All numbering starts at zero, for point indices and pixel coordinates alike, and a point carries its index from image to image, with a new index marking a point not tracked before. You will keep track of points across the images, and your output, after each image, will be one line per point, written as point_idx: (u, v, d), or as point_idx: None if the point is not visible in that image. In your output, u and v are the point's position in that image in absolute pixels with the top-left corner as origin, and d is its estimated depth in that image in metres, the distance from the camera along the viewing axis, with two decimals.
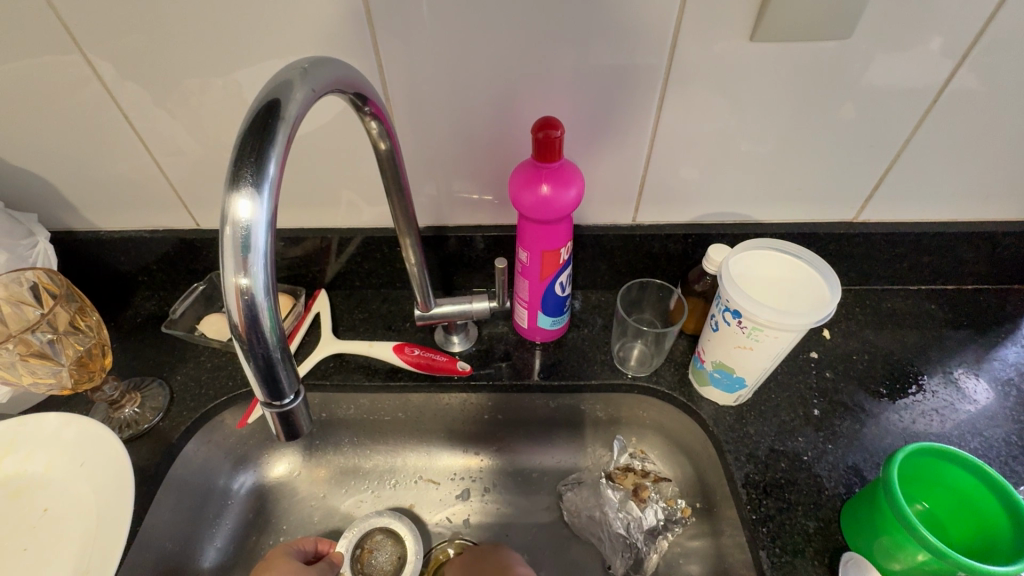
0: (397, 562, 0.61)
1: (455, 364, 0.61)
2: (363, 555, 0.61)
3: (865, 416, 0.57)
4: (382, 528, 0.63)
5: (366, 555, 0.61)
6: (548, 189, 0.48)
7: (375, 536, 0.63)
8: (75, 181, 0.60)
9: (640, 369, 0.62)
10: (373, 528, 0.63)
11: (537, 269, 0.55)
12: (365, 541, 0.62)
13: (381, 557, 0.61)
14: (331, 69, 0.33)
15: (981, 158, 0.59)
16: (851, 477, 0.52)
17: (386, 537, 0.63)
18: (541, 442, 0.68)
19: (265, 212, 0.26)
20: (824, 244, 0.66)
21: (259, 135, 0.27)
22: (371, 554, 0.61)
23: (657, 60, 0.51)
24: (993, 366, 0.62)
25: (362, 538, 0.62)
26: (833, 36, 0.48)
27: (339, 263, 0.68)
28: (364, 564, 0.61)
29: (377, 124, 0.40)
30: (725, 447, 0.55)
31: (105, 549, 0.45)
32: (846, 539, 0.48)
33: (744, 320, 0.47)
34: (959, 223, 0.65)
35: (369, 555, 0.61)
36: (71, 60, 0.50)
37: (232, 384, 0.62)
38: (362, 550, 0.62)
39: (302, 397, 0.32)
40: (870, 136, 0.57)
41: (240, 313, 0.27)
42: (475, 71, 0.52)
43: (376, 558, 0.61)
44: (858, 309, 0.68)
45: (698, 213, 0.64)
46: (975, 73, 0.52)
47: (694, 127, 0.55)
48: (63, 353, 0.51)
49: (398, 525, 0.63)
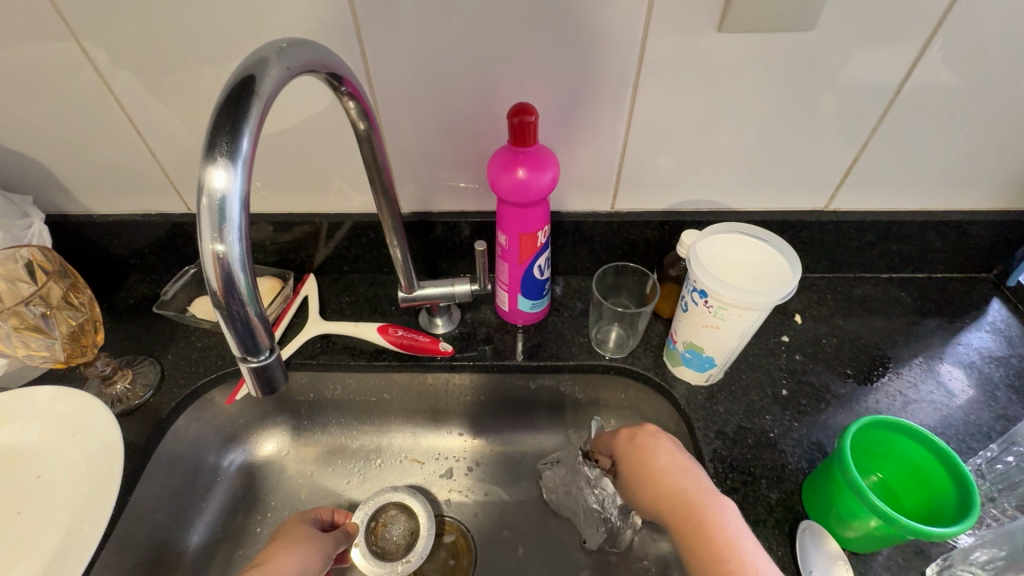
0: (410, 537, 0.63)
1: (436, 344, 0.63)
2: (378, 527, 0.63)
3: (830, 397, 0.59)
4: (397, 503, 0.65)
5: (380, 528, 0.63)
6: (523, 172, 0.50)
7: (391, 511, 0.64)
8: (69, 165, 0.62)
9: (617, 351, 0.64)
10: (388, 503, 0.65)
11: (515, 251, 0.57)
12: (381, 514, 0.64)
13: (395, 530, 0.63)
14: (305, 50, 0.34)
15: (945, 148, 0.61)
16: (814, 452, 0.54)
17: (401, 513, 0.64)
18: (523, 423, 0.70)
19: (239, 183, 0.28)
20: (797, 232, 0.68)
21: (234, 110, 0.29)
22: (385, 527, 0.63)
23: (630, 51, 0.53)
24: (957, 350, 0.65)
25: (378, 512, 0.64)
26: (798, 27, 0.50)
27: (327, 247, 0.70)
28: (377, 537, 0.63)
29: (355, 104, 0.42)
30: (695, 424, 0.57)
31: (95, 511, 0.48)
32: (806, 510, 0.50)
33: (710, 299, 0.49)
34: (927, 212, 0.67)
35: (383, 528, 0.63)
36: (64, 47, 0.52)
37: (220, 362, 0.64)
38: (376, 523, 0.63)
39: (279, 361, 0.34)
40: (838, 126, 0.59)
41: (217, 278, 0.29)
42: (454, 60, 0.54)
43: (390, 531, 0.63)
44: (830, 296, 0.70)
45: (674, 201, 0.66)
46: (935, 66, 0.54)
47: (668, 116, 0.57)
48: (56, 327, 0.53)
49: (413, 501, 0.64)
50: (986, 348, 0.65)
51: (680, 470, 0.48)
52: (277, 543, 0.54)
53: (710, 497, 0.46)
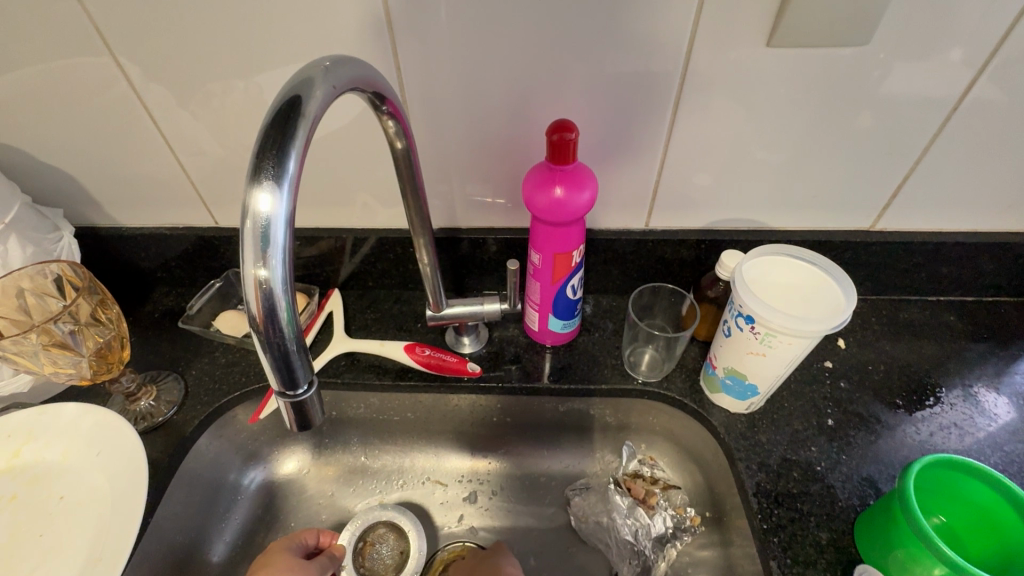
0: (399, 557, 0.61)
1: (464, 365, 0.61)
2: (365, 548, 0.62)
3: (880, 428, 0.56)
4: (386, 522, 0.63)
5: (368, 548, 0.62)
6: (561, 191, 0.48)
7: (379, 530, 0.63)
8: (100, 178, 0.62)
9: (651, 374, 0.61)
10: (376, 521, 0.64)
11: (548, 271, 0.55)
12: (368, 534, 0.63)
13: (383, 551, 0.62)
14: (350, 68, 0.33)
15: (1003, 167, 0.58)
16: (865, 488, 0.51)
17: (390, 531, 0.63)
18: (551, 447, 0.68)
19: (284, 206, 0.27)
20: (840, 252, 0.65)
21: (281, 130, 0.28)
22: (373, 547, 0.62)
23: (673, 66, 0.51)
24: (1013, 380, 0.61)
25: (366, 531, 0.63)
26: (851, 43, 0.48)
27: (353, 262, 0.69)
28: (365, 558, 0.61)
29: (394, 123, 0.41)
30: (736, 455, 0.54)
31: (116, 539, 0.46)
32: (859, 552, 0.47)
33: (757, 326, 0.46)
34: (980, 233, 0.64)
35: (371, 548, 0.62)
36: (100, 61, 0.52)
37: (245, 379, 0.63)
38: (364, 543, 0.62)
39: (315, 391, 0.32)
40: (888, 144, 0.56)
41: (258, 304, 0.27)
42: (491, 74, 0.52)
43: (378, 551, 0.62)
44: (874, 319, 0.67)
45: (711, 220, 0.64)
46: (996, 81, 0.51)
47: (709, 134, 0.56)
48: (83, 344, 0.52)
49: (402, 520, 0.63)
50: None
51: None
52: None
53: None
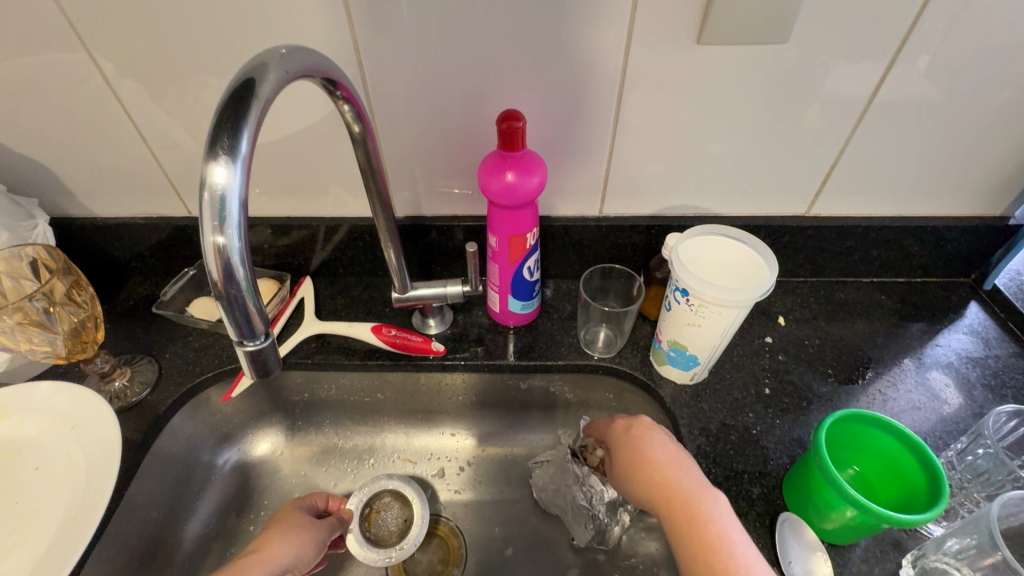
0: (403, 525, 0.64)
1: (429, 344, 0.65)
2: (371, 514, 0.64)
3: (812, 396, 0.61)
4: (391, 491, 0.66)
5: (374, 515, 0.64)
6: (512, 176, 0.52)
7: (385, 498, 0.66)
8: (74, 169, 0.64)
9: (606, 351, 0.65)
10: (383, 490, 0.66)
11: (505, 252, 0.59)
12: (374, 501, 0.65)
13: (388, 518, 0.64)
14: (303, 56, 0.37)
15: (921, 156, 0.63)
16: (795, 448, 0.56)
17: (395, 500, 0.66)
18: (514, 425, 0.71)
19: (239, 179, 0.30)
20: (780, 236, 0.70)
21: (236, 111, 0.31)
22: (379, 514, 0.65)
23: (616, 62, 0.55)
24: (935, 352, 0.66)
25: (372, 499, 0.65)
26: (773, 39, 0.53)
27: (323, 250, 0.72)
28: (371, 523, 0.64)
29: (349, 108, 0.44)
30: (680, 421, 0.58)
31: (90, 502, 0.49)
32: (786, 503, 0.51)
33: (691, 298, 0.51)
34: (905, 217, 0.69)
35: (377, 515, 0.64)
36: (73, 56, 0.54)
37: (218, 361, 0.66)
38: (371, 509, 0.65)
39: (274, 349, 0.35)
40: (815, 136, 0.61)
41: (217, 268, 0.31)
42: (447, 69, 0.56)
43: (383, 518, 0.64)
44: (813, 299, 0.72)
45: (660, 206, 0.68)
46: (905, 79, 0.56)
47: (652, 125, 0.60)
48: (58, 323, 0.54)
49: (407, 489, 0.66)
50: (964, 349, 0.67)
51: (677, 463, 0.48)
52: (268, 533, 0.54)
53: (704, 491, 0.46)
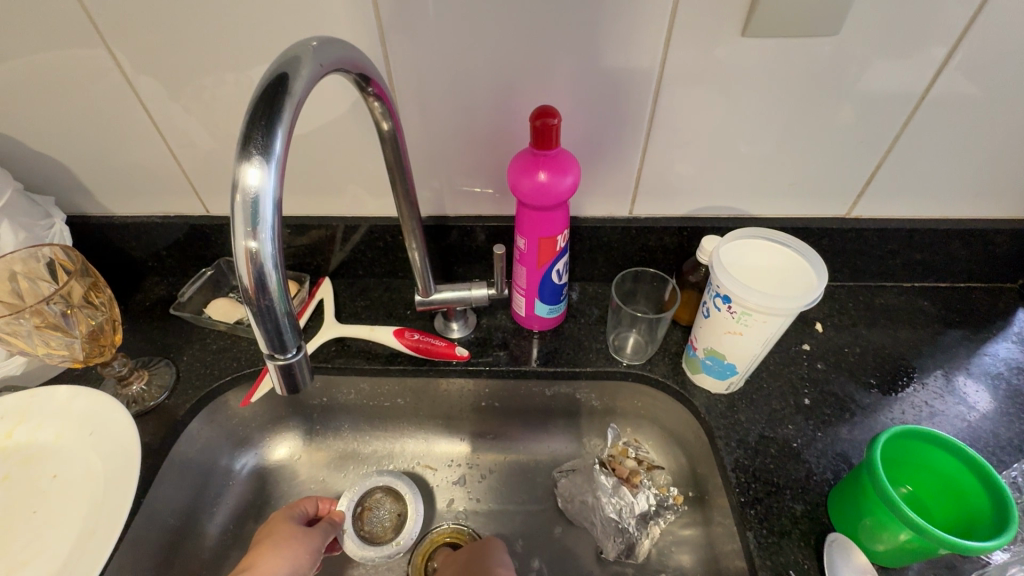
0: (398, 519, 0.64)
1: (452, 349, 0.63)
2: (363, 512, 0.64)
3: (854, 407, 0.58)
4: (383, 487, 0.66)
5: (367, 513, 0.64)
6: (544, 176, 0.50)
7: (376, 495, 0.66)
8: (91, 167, 0.63)
9: (635, 357, 0.63)
10: (373, 487, 0.66)
11: (534, 255, 0.57)
12: (365, 499, 0.65)
13: (382, 514, 0.65)
14: (336, 48, 0.35)
15: (971, 156, 0.60)
16: (839, 463, 0.53)
17: (386, 496, 0.66)
18: (538, 431, 0.69)
19: (272, 182, 0.28)
20: (818, 239, 0.67)
21: (269, 106, 0.29)
22: (372, 511, 0.65)
23: (654, 58, 0.52)
24: (983, 361, 0.63)
25: (363, 497, 0.65)
26: (823, 32, 0.50)
27: (343, 251, 0.70)
28: (364, 522, 0.64)
29: (380, 104, 0.42)
30: (716, 433, 0.56)
31: (111, 512, 0.47)
32: (832, 522, 0.49)
33: (734, 305, 0.48)
34: (951, 221, 0.66)
35: (370, 513, 0.65)
36: (92, 52, 0.53)
37: (236, 364, 0.64)
38: (363, 508, 0.65)
39: (304, 357, 0.34)
40: (859, 136, 0.58)
41: (249, 275, 0.29)
42: (477, 65, 0.53)
43: (376, 515, 0.64)
44: (851, 304, 0.69)
45: (693, 207, 0.65)
46: (959, 79, 0.53)
47: (689, 123, 0.57)
48: (76, 326, 0.53)
49: (398, 484, 0.66)
50: (1013, 359, 0.64)
51: None
52: (263, 547, 0.54)
53: None
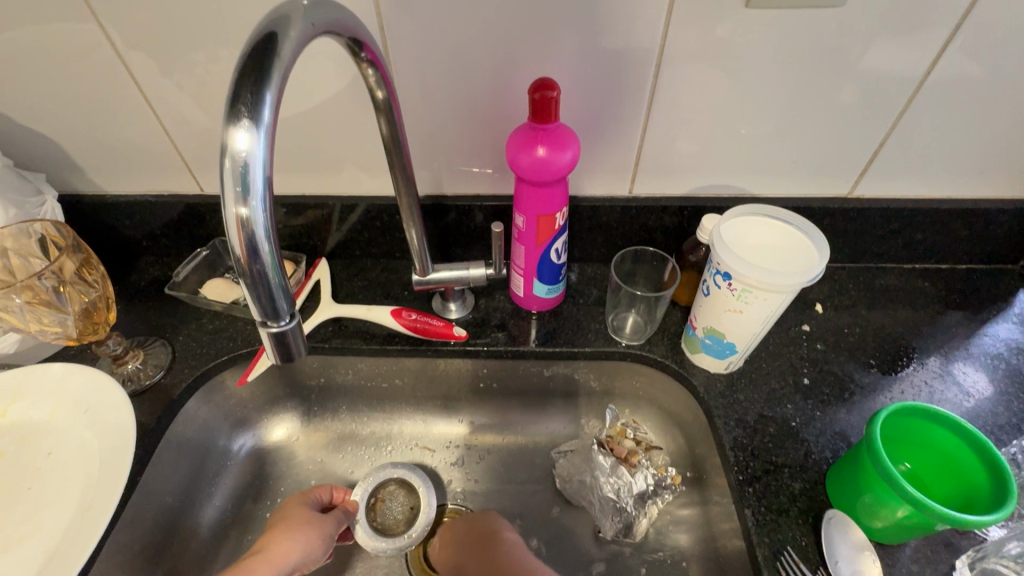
0: (410, 511, 0.63)
1: (450, 329, 0.62)
2: (376, 504, 0.63)
3: (854, 387, 0.58)
4: (396, 479, 0.65)
5: (379, 504, 0.63)
6: (543, 151, 0.49)
7: (389, 487, 0.64)
8: (82, 144, 0.62)
9: (634, 337, 0.63)
10: (386, 479, 0.65)
11: (532, 233, 0.56)
12: (378, 491, 0.64)
13: (394, 506, 0.63)
14: (327, 10, 0.33)
15: (976, 135, 0.59)
16: (838, 442, 0.53)
17: (400, 488, 0.64)
18: (536, 412, 0.69)
19: (262, 146, 0.27)
20: (820, 219, 0.66)
21: (258, 68, 0.28)
22: (384, 503, 0.63)
23: (655, 32, 0.51)
24: (983, 342, 0.63)
25: (376, 488, 0.64)
26: (830, 4, 0.48)
27: (339, 231, 0.69)
28: (376, 513, 0.63)
29: (373, 71, 0.41)
30: (715, 412, 0.56)
31: (106, 489, 0.47)
32: (830, 500, 0.49)
33: (734, 282, 0.48)
34: (953, 201, 0.65)
35: (382, 504, 0.63)
36: (78, 25, 0.51)
37: (232, 344, 0.64)
38: (375, 500, 0.63)
39: (299, 328, 0.33)
40: (863, 113, 0.57)
41: (240, 243, 0.28)
42: (474, 38, 0.52)
43: (389, 507, 0.63)
44: (851, 285, 0.69)
45: (694, 186, 0.65)
46: (967, 54, 0.52)
47: (690, 100, 0.56)
48: (68, 302, 0.53)
49: (412, 477, 0.64)
50: (1014, 339, 0.63)
51: None
52: (276, 530, 0.55)
53: None
